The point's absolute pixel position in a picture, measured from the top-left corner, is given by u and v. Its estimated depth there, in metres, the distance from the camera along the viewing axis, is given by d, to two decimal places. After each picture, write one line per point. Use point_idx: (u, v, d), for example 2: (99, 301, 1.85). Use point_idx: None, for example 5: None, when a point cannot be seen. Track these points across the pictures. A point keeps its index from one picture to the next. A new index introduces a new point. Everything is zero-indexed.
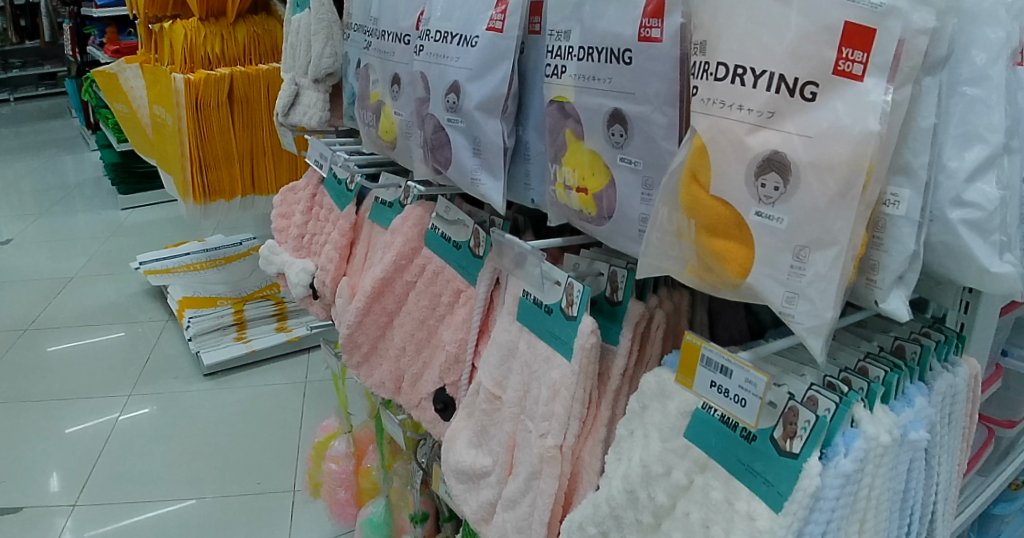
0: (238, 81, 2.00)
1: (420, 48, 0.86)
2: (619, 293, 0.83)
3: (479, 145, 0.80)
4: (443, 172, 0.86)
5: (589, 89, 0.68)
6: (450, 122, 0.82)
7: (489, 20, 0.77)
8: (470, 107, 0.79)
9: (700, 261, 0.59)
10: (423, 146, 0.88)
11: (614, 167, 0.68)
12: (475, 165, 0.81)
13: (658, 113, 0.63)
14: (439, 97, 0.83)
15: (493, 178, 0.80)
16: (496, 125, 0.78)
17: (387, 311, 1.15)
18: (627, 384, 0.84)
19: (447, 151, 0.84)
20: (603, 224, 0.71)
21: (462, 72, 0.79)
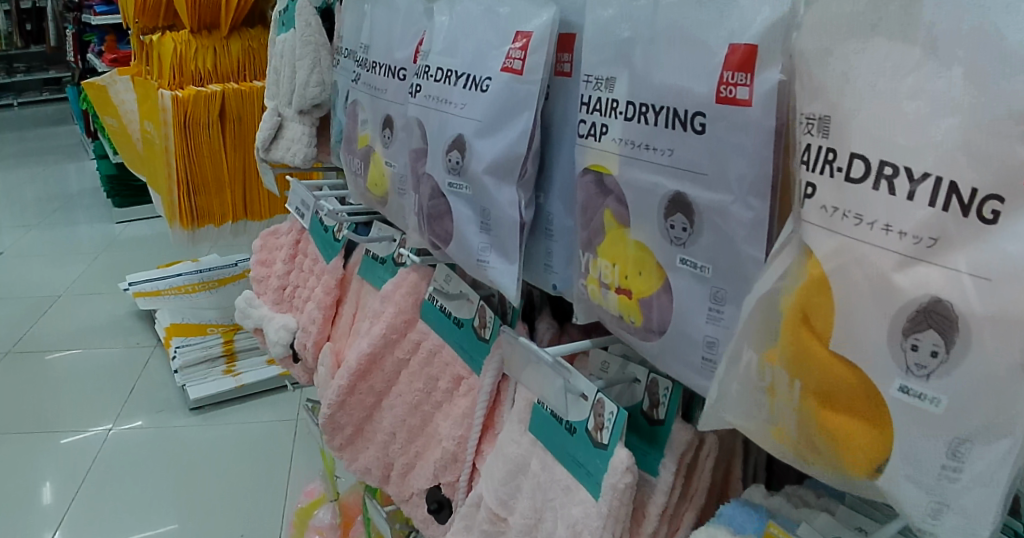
0: (231, 99, 1.82)
1: (416, 88, 0.68)
2: (660, 411, 0.65)
3: (489, 219, 0.62)
4: (442, 247, 0.67)
5: (639, 162, 0.49)
6: (452, 186, 0.64)
7: (505, 58, 0.59)
8: (478, 171, 0.61)
9: (800, 434, 0.42)
10: (418, 211, 0.70)
11: (671, 270, 0.50)
12: (483, 243, 0.63)
13: (740, 205, 0.45)
14: (439, 153, 0.65)
15: (506, 261, 0.62)
16: (511, 196, 0.60)
17: (374, 388, 0.97)
18: (666, 527, 0.65)
19: (446, 221, 0.66)
20: (652, 339, 0.53)
21: (469, 124, 0.61)
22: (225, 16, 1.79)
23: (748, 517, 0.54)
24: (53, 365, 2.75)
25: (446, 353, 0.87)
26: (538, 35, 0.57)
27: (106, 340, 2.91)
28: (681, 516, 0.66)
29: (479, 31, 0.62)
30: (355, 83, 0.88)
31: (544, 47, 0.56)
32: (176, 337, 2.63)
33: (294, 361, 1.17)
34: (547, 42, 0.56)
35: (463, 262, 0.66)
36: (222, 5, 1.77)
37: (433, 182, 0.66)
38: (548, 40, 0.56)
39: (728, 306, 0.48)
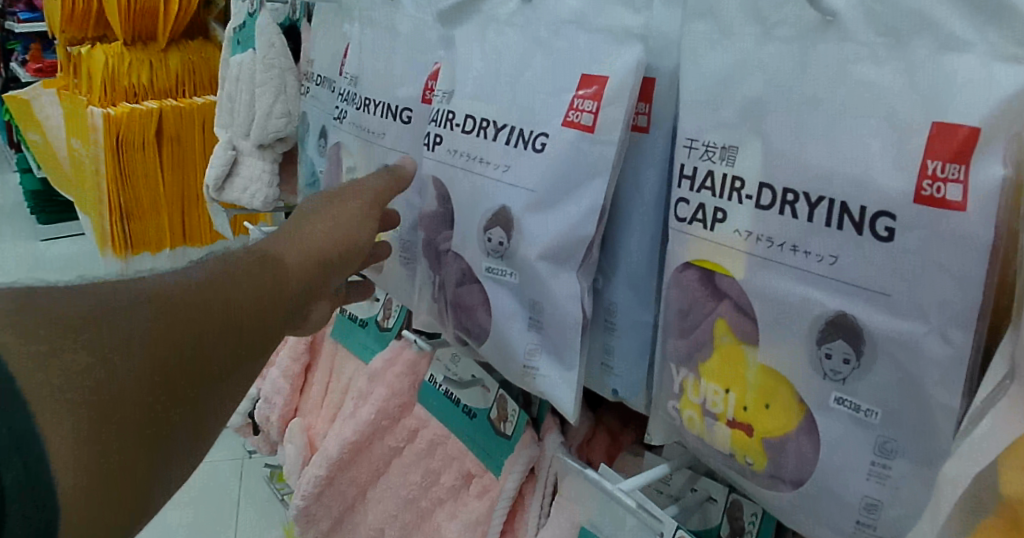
0: (168, 117, 1.59)
1: (435, 138, 0.54)
2: None
3: (540, 316, 0.48)
4: (474, 343, 0.54)
5: (780, 266, 0.36)
6: (492, 271, 0.50)
7: (569, 109, 0.45)
8: (529, 255, 0.47)
9: None
10: (439, 293, 0.56)
11: (819, 409, 0.37)
12: (531, 344, 0.49)
13: (935, 338, 0.33)
14: (473, 227, 0.51)
15: (563, 369, 0.48)
16: (569, 288, 0.46)
17: (358, 479, 0.81)
18: None
19: (481, 313, 0.52)
20: (781, 490, 0.40)
21: (520, 194, 0.48)
22: (161, 26, 1.57)
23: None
24: None
25: (451, 446, 0.71)
26: (616, 83, 0.43)
27: None
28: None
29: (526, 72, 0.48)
30: (338, 122, 0.71)
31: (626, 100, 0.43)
32: None
33: (255, 431, 1.02)
34: (629, 91, 0.43)
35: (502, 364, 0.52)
36: (157, 14, 1.54)
37: (464, 265, 0.53)
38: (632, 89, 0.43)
39: (898, 460, 0.36)
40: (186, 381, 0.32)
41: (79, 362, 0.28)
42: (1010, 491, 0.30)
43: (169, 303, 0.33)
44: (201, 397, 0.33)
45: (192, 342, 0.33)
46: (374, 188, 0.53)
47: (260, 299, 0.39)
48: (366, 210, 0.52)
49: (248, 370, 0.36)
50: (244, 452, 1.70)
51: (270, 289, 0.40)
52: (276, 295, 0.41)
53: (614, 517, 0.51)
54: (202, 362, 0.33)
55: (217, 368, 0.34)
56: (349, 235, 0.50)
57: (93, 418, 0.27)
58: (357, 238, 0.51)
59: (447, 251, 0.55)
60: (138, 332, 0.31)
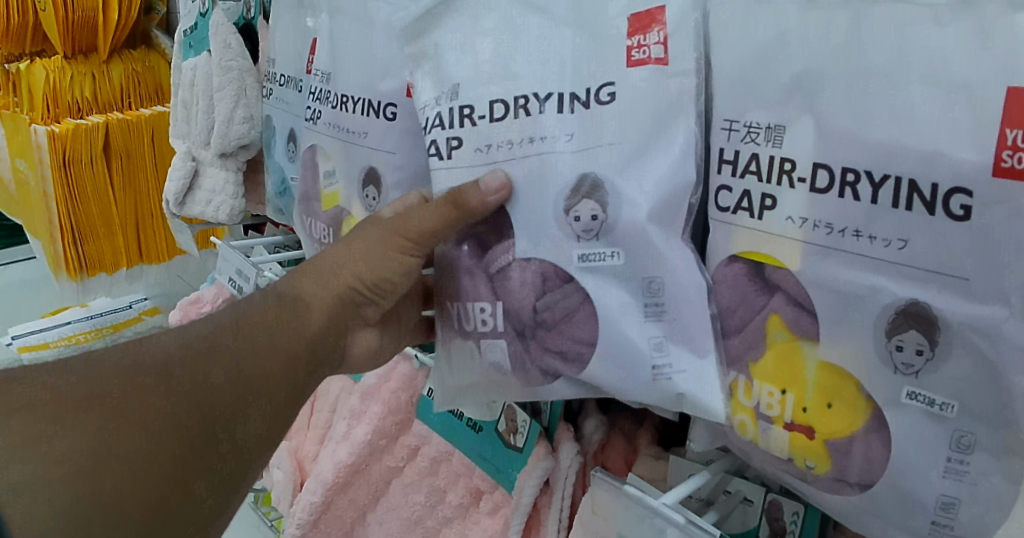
0: (116, 131, 1.43)
1: (451, 142, 0.43)
2: None
3: (661, 297, 0.39)
4: (570, 370, 0.42)
5: (845, 255, 0.33)
6: (588, 260, 0.40)
7: (630, 48, 0.39)
8: (636, 219, 0.39)
9: None
10: (506, 324, 0.44)
11: (888, 406, 0.34)
12: (654, 340, 0.39)
13: (1017, 322, 0.30)
14: (549, 214, 0.41)
15: (696, 360, 0.38)
16: (623, 296, 0.40)
17: (356, 502, 0.74)
18: None
19: (583, 316, 0.40)
20: (846, 493, 0.37)
21: (606, 152, 0.39)
22: (104, 39, 1.43)
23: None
24: None
25: (456, 462, 0.66)
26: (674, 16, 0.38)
27: None
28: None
29: (517, 49, 0.41)
30: (311, 123, 0.65)
31: (693, 70, 0.37)
32: None
33: None
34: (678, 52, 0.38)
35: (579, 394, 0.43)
36: (98, 26, 1.41)
37: (543, 263, 0.41)
38: (655, 76, 0.38)
39: (977, 454, 0.33)
40: (172, 456, 0.33)
41: (63, 452, 0.30)
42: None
43: (162, 380, 0.35)
44: (216, 471, 0.35)
45: (198, 419, 0.35)
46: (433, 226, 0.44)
47: (268, 359, 0.41)
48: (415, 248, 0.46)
49: (258, 432, 0.39)
50: None
51: (278, 347, 0.42)
52: (288, 352, 0.42)
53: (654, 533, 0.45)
54: (187, 436, 0.34)
55: (228, 441, 0.36)
56: (383, 275, 0.47)
57: (99, 519, 0.30)
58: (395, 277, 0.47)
59: (507, 262, 0.43)
60: (144, 421, 0.33)
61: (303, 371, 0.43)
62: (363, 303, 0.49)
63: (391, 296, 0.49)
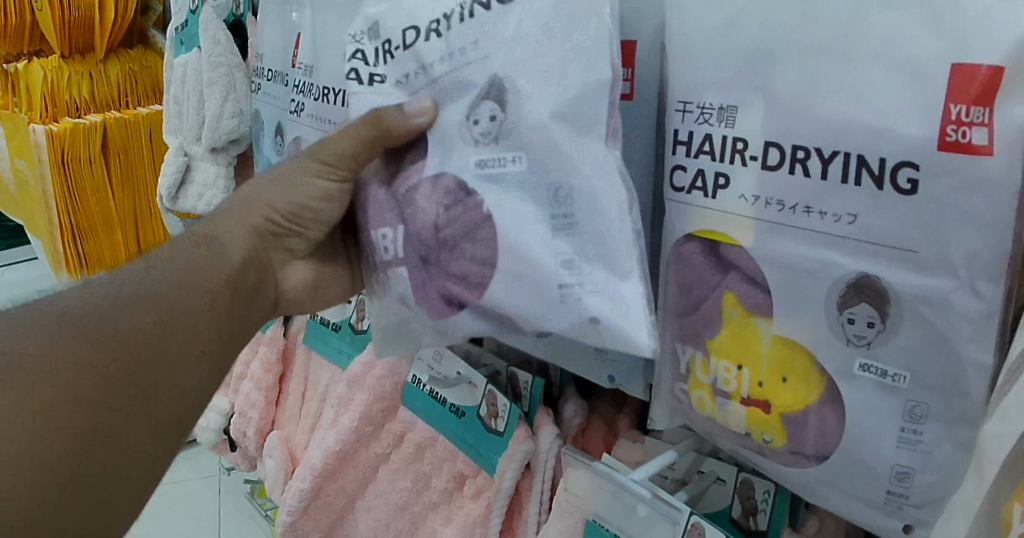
0: (115, 130, 1.44)
1: (374, 76, 0.43)
2: (757, 521, 0.50)
3: (572, 206, 0.38)
4: (471, 297, 0.41)
5: (795, 231, 0.34)
6: (486, 166, 0.39)
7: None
8: (537, 117, 0.38)
9: None
10: (410, 248, 0.43)
11: (843, 378, 0.35)
12: (564, 256, 0.38)
13: (965, 293, 0.31)
14: (453, 128, 0.40)
15: (614, 277, 0.37)
16: (527, 208, 0.39)
17: (345, 489, 0.75)
18: None
19: (484, 234, 0.39)
20: (804, 466, 0.38)
21: (510, 53, 0.38)
22: (100, 38, 1.44)
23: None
24: None
25: (440, 448, 0.67)
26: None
27: None
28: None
29: None
30: (296, 115, 0.66)
31: None
32: None
33: (231, 447, 0.97)
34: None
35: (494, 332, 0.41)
36: (94, 25, 1.42)
37: (447, 176, 0.41)
38: None
39: (930, 424, 0.34)
40: (103, 404, 0.36)
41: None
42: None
43: (86, 335, 0.37)
44: (150, 408, 0.38)
45: (127, 370, 0.37)
46: (350, 151, 0.44)
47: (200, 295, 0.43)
48: (331, 174, 0.46)
49: (201, 364, 0.42)
50: (217, 471, 1.64)
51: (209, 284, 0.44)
52: (219, 288, 0.44)
53: (626, 508, 0.48)
54: (118, 384, 0.37)
55: (162, 382, 0.39)
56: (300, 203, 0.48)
57: (43, 470, 0.33)
58: (314, 205, 0.48)
59: (416, 179, 0.42)
60: (67, 377, 0.35)
61: (233, 304, 0.45)
62: (283, 233, 0.50)
63: (313, 228, 0.50)
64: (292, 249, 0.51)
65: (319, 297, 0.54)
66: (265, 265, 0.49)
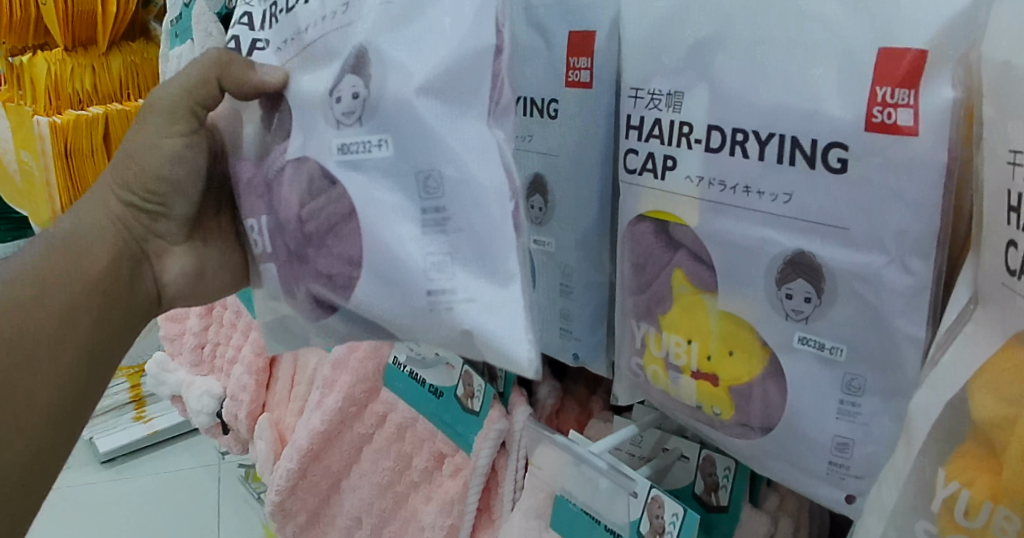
0: (117, 122, 1.47)
1: (255, 43, 0.41)
2: (719, 496, 0.53)
3: (439, 197, 0.36)
4: (340, 298, 0.40)
5: (736, 210, 0.36)
6: (347, 151, 0.37)
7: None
8: (403, 93, 0.35)
9: None
10: (275, 244, 0.42)
11: (784, 352, 0.36)
12: (435, 256, 0.36)
13: (895, 268, 0.32)
14: (317, 106, 0.38)
15: (485, 282, 0.35)
16: (395, 198, 0.36)
17: (330, 469, 0.77)
18: None
19: (349, 230, 0.38)
20: (751, 438, 0.39)
21: (381, 17, 0.36)
22: (103, 31, 1.46)
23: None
24: None
25: (420, 428, 0.69)
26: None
27: None
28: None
29: None
30: None
31: None
32: None
33: (223, 430, 0.99)
34: None
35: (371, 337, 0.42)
36: (97, 18, 1.43)
37: (311, 162, 0.39)
38: None
39: (867, 397, 0.35)
40: None
41: None
42: (981, 415, 0.30)
43: None
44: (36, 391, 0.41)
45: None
46: (195, 97, 0.43)
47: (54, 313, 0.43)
48: (177, 130, 0.45)
49: (74, 364, 0.43)
50: (216, 458, 1.66)
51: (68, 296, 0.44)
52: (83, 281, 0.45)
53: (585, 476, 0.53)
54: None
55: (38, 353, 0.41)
56: (155, 176, 0.46)
57: None
58: (169, 173, 0.46)
59: (281, 164, 0.40)
60: None
61: (103, 309, 0.46)
62: (145, 213, 0.48)
63: (176, 202, 0.48)
64: (165, 234, 0.49)
65: (209, 288, 0.51)
66: (134, 250, 0.48)
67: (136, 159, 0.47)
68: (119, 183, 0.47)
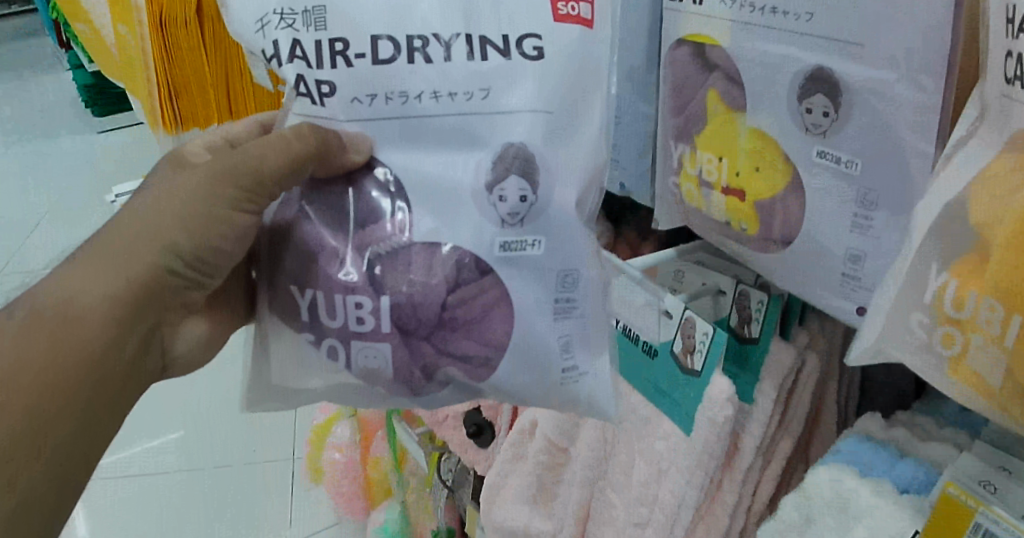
0: None
1: (322, 86, 0.39)
2: (752, 329, 0.60)
3: (573, 291, 0.43)
4: (471, 378, 0.42)
5: (764, 29, 0.39)
6: (507, 248, 0.41)
7: (554, 4, 0.41)
8: (564, 208, 0.41)
9: (1014, 386, 0.31)
10: (390, 325, 0.40)
11: (804, 166, 0.40)
12: (564, 336, 0.43)
13: (906, 85, 0.34)
14: (466, 194, 0.40)
15: (596, 359, 0.45)
16: (539, 292, 0.42)
17: None
18: (762, 462, 0.62)
19: (497, 317, 0.41)
20: (772, 250, 0.43)
21: (528, 119, 0.40)
22: None
23: (873, 456, 0.53)
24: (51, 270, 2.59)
25: None
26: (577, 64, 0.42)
27: None
28: (775, 445, 0.63)
29: None
30: None
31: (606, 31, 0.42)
32: None
33: None
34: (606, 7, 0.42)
35: (464, 397, 0.44)
36: None
37: (461, 251, 0.40)
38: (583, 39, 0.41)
39: (880, 211, 0.38)
40: None
41: None
42: (978, 217, 0.32)
43: None
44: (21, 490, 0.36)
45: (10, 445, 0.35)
46: (277, 167, 0.39)
47: (39, 413, 0.36)
48: (247, 201, 0.41)
49: (75, 454, 0.38)
50: None
51: (61, 393, 0.37)
52: (102, 365, 0.39)
53: (623, 289, 0.61)
54: None
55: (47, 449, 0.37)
56: (212, 243, 0.41)
57: None
58: (228, 245, 0.41)
59: (393, 245, 0.40)
60: None
61: (125, 388, 0.41)
62: (182, 279, 0.42)
63: (221, 272, 0.43)
64: (192, 301, 0.44)
65: (212, 348, 0.49)
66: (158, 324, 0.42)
67: (190, 221, 0.40)
68: (160, 241, 0.40)
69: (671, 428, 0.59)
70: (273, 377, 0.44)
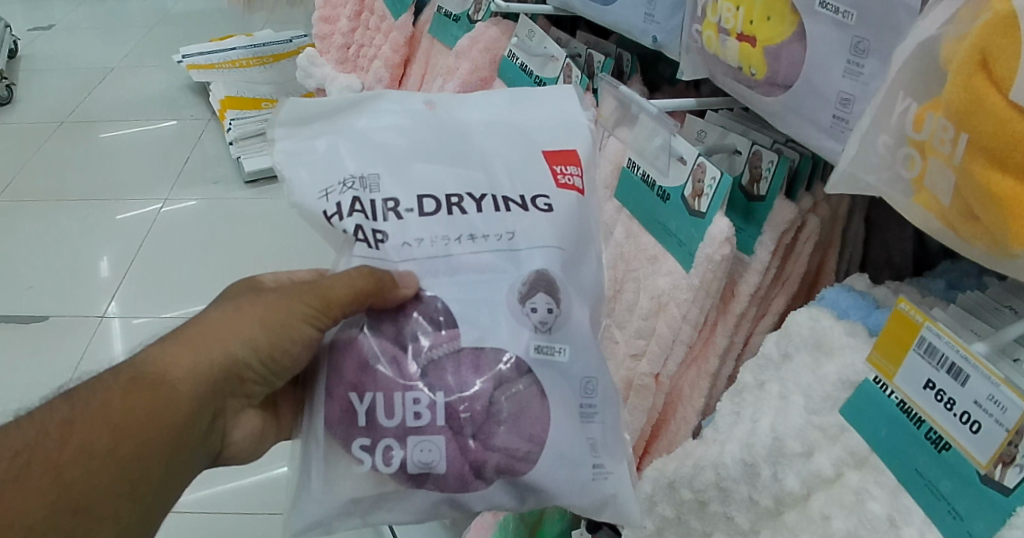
0: None
1: (376, 234, 0.51)
2: (761, 187, 0.64)
3: (592, 395, 0.54)
4: (518, 468, 0.51)
5: None
6: (541, 349, 0.52)
7: (556, 174, 0.56)
8: (580, 330, 0.54)
9: (958, 200, 0.37)
10: (446, 420, 0.50)
11: (808, 15, 0.46)
12: (589, 437, 0.54)
13: None
14: (504, 312, 0.52)
15: (616, 463, 0.55)
16: (570, 392, 0.53)
17: None
18: (755, 308, 0.67)
19: (533, 414, 0.51)
20: (774, 95, 0.50)
21: (545, 253, 0.53)
22: None
23: (852, 302, 0.57)
24: (120, 122, 2.72)
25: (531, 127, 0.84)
26: (581, 231, 0.56)
27: (160, 111, 2.81)
28: (771, 299, 0.67)
29: (445, 158, 0.55)
30: None
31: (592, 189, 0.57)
32: (230, 111, 2.61)
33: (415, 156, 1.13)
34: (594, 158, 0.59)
35: (510, 494, 0.52)
36: None
37: (503, 350, 0.51)
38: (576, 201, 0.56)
39: (869, 59, 0.43)
40: (92, 504, 0.48)
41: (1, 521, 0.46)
42: (945, 54, 0.37)
43: (85, 450, 0.48)
44: (131, 510, 0.50)
45: (127, 484, 0.49)
46: (343, 292, 0.50)
47: (142, 460, 0.49)
48: (314, 318, 0.51)
49: (166, 484, 0.51)
50: None
51: (154, 449, 0.49)
52: (187, 430, 0.50)
53: (644, 130, 0.68)
54: (105, 490, 0.48)
55: (149, 484, 0.50)
56: (282, 346, 0.51)
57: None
58: (296, 351, 0.51)
59: (442, 353, 0.51)
60: (62, 481, 0.48)
61: (202, 441, 0.52)
62: (254, 374, 0.52)
63: (289, 374, 0.53)
64: (258, 396, 0.54)
65: (261, 445, 0.58)
66: (230, 406, 0.53)
67: (265, 331, 0.51)
68: (242, 342, 0.51)
69: (674, 266, 0.66)
70: (330, 489, 0.51)
